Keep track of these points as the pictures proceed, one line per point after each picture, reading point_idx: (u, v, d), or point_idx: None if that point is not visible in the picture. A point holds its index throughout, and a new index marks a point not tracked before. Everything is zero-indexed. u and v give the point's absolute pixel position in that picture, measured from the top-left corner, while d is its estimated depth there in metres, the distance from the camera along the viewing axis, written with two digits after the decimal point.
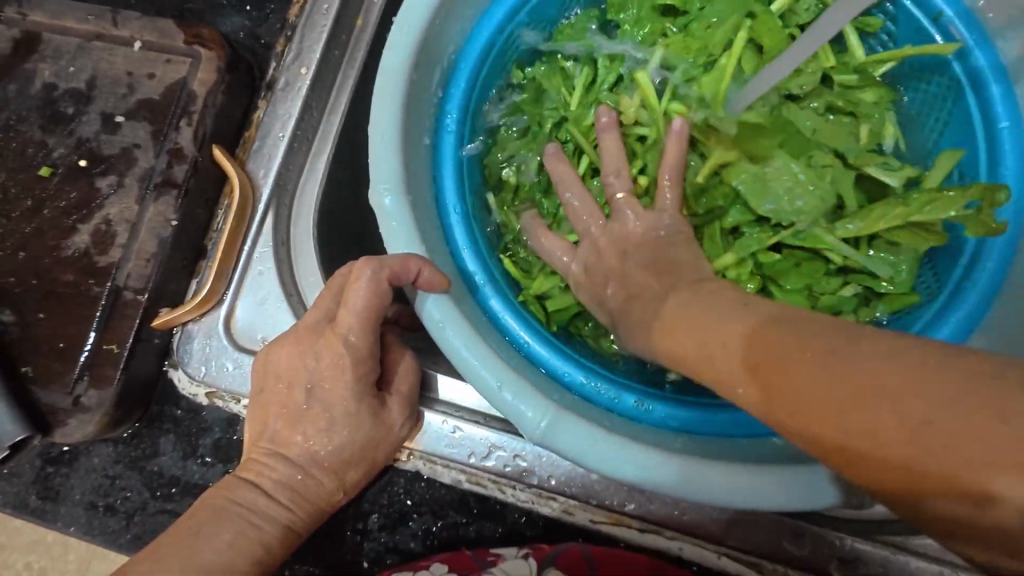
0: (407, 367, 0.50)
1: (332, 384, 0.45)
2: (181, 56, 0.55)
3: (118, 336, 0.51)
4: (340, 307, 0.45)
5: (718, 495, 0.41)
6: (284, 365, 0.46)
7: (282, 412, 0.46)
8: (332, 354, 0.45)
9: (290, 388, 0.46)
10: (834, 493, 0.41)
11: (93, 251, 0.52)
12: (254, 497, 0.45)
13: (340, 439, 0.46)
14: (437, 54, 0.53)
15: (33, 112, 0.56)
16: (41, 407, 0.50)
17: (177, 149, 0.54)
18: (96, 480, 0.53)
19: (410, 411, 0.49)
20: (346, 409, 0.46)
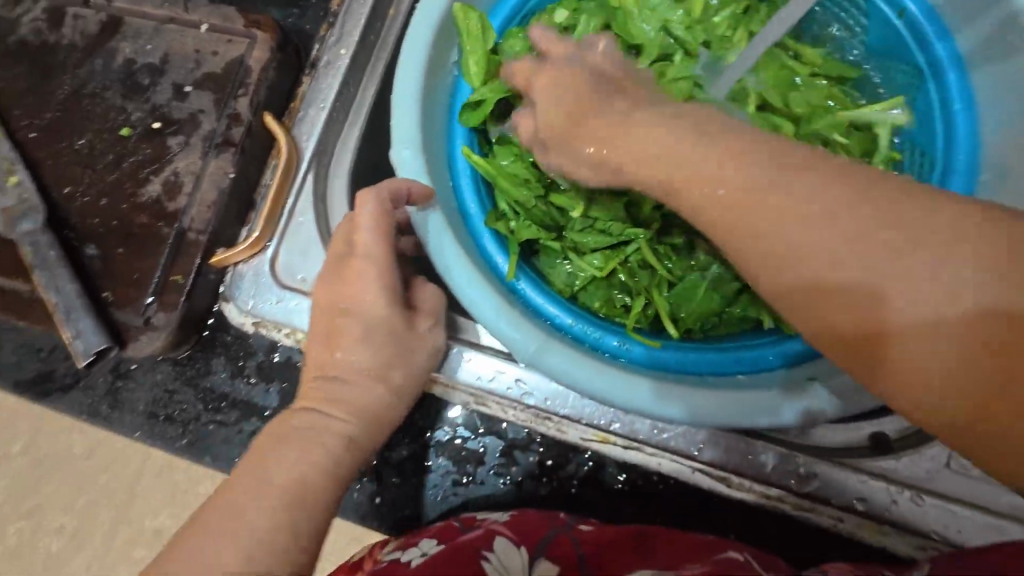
0: (430, 294, 0.59)
1: (372, 298, 0.53)
2: (241, 37, 0.65)
3: (183, 269, 0.60)
4: (360, 228, 0.55)
5: (692, 414, 0.53)
6: (331, 295, 0.54)
7: (334, 336, 0.53)
8: (369, 270, 0.53)
9: (330, 313, 0.54)
10: (787, 411, 0.52)
11: (164, 198, 0.62)
12: (309, 415, 0.51)
13: (377, 352, 0.53)
14: (449, 57, 0.66)
15: (116, 82, 0.66)
16: (118, 325, 0.59)
17: (235, 115, 0.63)
18: (158, 394, 0.62)
19: (439, 323, 0.58)
20: (386, 319, 0.54)
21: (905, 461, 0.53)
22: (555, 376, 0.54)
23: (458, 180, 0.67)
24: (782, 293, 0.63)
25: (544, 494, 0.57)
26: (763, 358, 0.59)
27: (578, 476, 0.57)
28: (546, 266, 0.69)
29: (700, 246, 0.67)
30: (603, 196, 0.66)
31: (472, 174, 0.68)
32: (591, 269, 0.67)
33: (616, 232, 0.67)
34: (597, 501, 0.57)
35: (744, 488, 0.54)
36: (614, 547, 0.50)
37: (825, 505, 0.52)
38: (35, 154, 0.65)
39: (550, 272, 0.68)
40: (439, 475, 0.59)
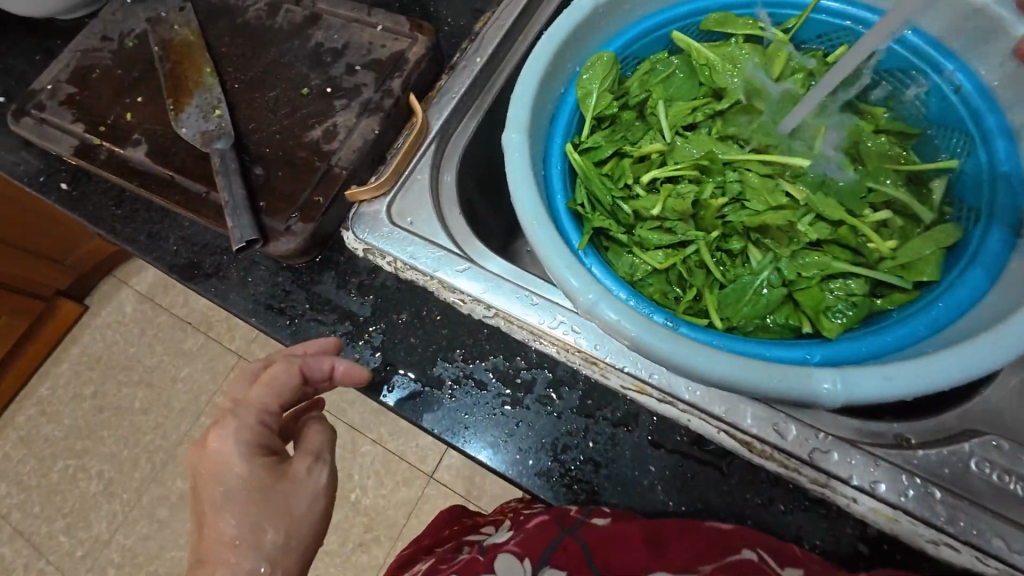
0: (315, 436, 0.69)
1: (241, 466, 0.61)
2: (405, 37, 0.84)
3: (324, 193, 0.76)
4: (254, 385, 0.65)
5: (727, 372, 0.58)
6: (201, 463, 0.62)
7: (206, 507, 0.60)
8: (237, 433, 0.62)
9: (213, 480, 0.61)
10: (815, 381, 0.57)
11: (322, 141, 0.79)
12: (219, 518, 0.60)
13: (252, 509, 0.61)
14: (556, 78, 0.84)
15: (305, 58, 0.86)
16: (266, 227, 0.74)
17: (389, 90, 0.81)
18: (277, 291, 0.76)
19: (319, 464, 0.67)
20: (254, 485, 0.61)
21: (927, 456, 0.56)
22: (608, 324, 0.62)
23: (550, 171, 0.82)
24: (824, 304, 0.71)
25: (582, 432, 0.63)
26: (800, 354, 0.64)
27: (614, 421, 0.63)
28: (612, 252, 0.79)
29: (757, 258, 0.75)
30: (672, 199, 0.78)
31: (562, 169, 0.82)
32: (651, 261, 0.77)
33: (679, 233, 0.77)
34: (626, 449, 0.62)
35: (766, 455, 0.58)
36: (624, 543, 0.56)
37: (843, 483, 0.56)
38: (236, 99, 0.85)
39: (616, 257, 0.79)
40: (492, 395, 0.66)
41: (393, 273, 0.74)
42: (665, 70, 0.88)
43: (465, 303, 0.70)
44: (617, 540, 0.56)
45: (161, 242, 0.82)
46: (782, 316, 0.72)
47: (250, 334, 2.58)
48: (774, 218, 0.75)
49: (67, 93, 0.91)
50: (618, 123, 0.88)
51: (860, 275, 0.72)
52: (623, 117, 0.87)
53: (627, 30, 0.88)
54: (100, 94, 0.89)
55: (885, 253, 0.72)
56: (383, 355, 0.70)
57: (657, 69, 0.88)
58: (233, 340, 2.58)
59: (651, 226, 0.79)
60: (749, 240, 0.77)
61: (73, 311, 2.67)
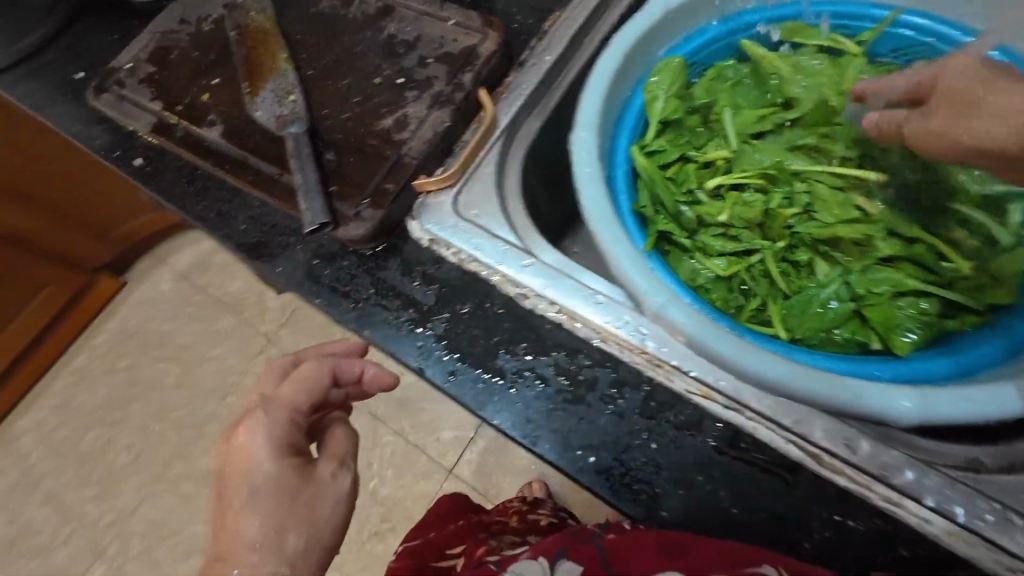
0: (340, 436, 0.68)
1: (268, 464, 0.60)
2: (477, 32, 0.85)
3: (394, 181, 0.77)
4: (285, 380, 0.67)
5: (796, 382, 0.59)
6: (226, 455, 0.61)
7: (230, 506, 0.59)
8: (264, 428, 0.62)
9: (241, 474, 0.59)
10: (891, 395, 0.57)
11: (393, 130, 0.80)
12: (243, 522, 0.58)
13: (272, 514, 0.58)
14: (625, 80, 0.84)
15: (378, 48, 0.87)
16: (336, 211, 0.75)
17: (460, 83, 0.82)
18: (343, 276, 0.77)
19: (343, 469, 0.65)
20: (280, 485, 0.60)
21: (1005, 482, 0.55)
22: (675, 327, 0.62)
23: (615, 171, 0.82)
24: (893, 323, 0.69)
25: (644, 434, 0.63)
26: (871, 372, 0.63)
27: (678, 424, 0.63)
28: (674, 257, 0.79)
29: (827, 268, 0.75)
30: (738, 206, 0.78)
31: (626, 170, 0.82)
32: (715, 267, 0.77)
33: (744, 241, 0.78)
34: (688, 453, 0.61)
35: (835, 469, 0.57)
36: (638, 547, 0.60)
37: (915, 503, 0.55)
38: (309, 86, 0.86)
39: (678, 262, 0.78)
40: (554, 390, 0.66)
41: (457, 264, 0.75)
42: (735, 76, 0.87)
43: (528, 298, 0.70)
44: (634, 548, 0.61)
45: (230, 221, 0.84)
46: (848, 329, 0.71)
47: (279, 319, 2.62)
48: (846, 232, 0.75)
49: (146, 73, 0.94)
50: (684, 126, 0.87)
51: (930, 293, 0.71)
52: (688, 121, 0.87)
53: (699, 34, 0.87)
54: (177, 75, 0.92)
55: (959, 273, 0.71)
56: (445, 344, 0.70)
57: (726, 75, 0.88)
58: (263, 324, 2.62)
59: (716, 233, 0.79)
60: (815, 250, 0.77)
61: (112, 285, 2.74)
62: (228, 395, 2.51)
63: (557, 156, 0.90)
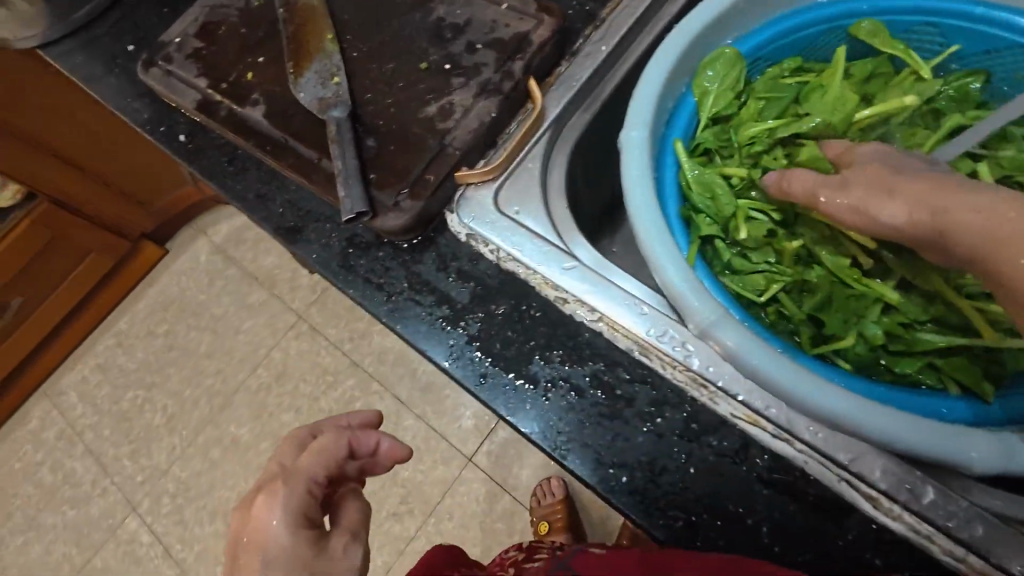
0: (355, 508, 0.69)
1: (284, 535, 0.61)
2: (530, 18, 0.81)
3: (436, 172, 0.74)
4: (303, 453, 0.67)
5: (856, 418, 0.54)
6: (244, 527, 0.63)
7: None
8: (284, 501, 0.63)
9: (254, 555, 0.61)
10: (957, 445, 0.51)
11: (437, 118, 0.77)
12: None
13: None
14: (683, 73, 0.78)
15: (426, 31, 0.84)
16: (375, 199, 0.73)
17: (509, 72, 0.78)
18: (377, 267, 0.75)
19: (355, 543, 0.66)
20: (295, 555, 0.61)
21: None
22: (726, 349, 0.58)
23: (664, 172, 0.75)
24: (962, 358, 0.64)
25: (683, 457, 0.59)
26: (937, 410, 0.58)
27: (722, 451, 0.59)
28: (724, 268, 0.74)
29: (873, 302, 0.67)
30: (798, 219, 0.73)
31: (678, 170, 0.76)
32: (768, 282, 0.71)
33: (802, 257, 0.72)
34: (731, 481, 0.58)
35: (892, 513, 0.53)
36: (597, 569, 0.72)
37: (981, 559, 0.51)
38: (354, 68, 0.84)
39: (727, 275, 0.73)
40: (589, 402, 0.63)
41: (495, 262, 0.72)
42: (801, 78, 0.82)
43: (567, 303, 0.67)
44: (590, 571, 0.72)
45: (268, 203, 0.83)
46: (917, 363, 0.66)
47: (310, 296, 2.65)
48: (894, 262, 0.67)
49: (193, 48, 0.93)
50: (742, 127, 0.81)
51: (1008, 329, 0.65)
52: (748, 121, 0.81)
53: (766, 27, 0.81)
54: (224, 51, 0.91)
55: None
56: (478, 346, 0.68)
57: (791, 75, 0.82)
58: (295, 300, 2.66)
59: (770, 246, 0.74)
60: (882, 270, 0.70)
61: (155, 253, 2.84)
62: (258, 367, 2.57)
63: (603, 153, 0.86)
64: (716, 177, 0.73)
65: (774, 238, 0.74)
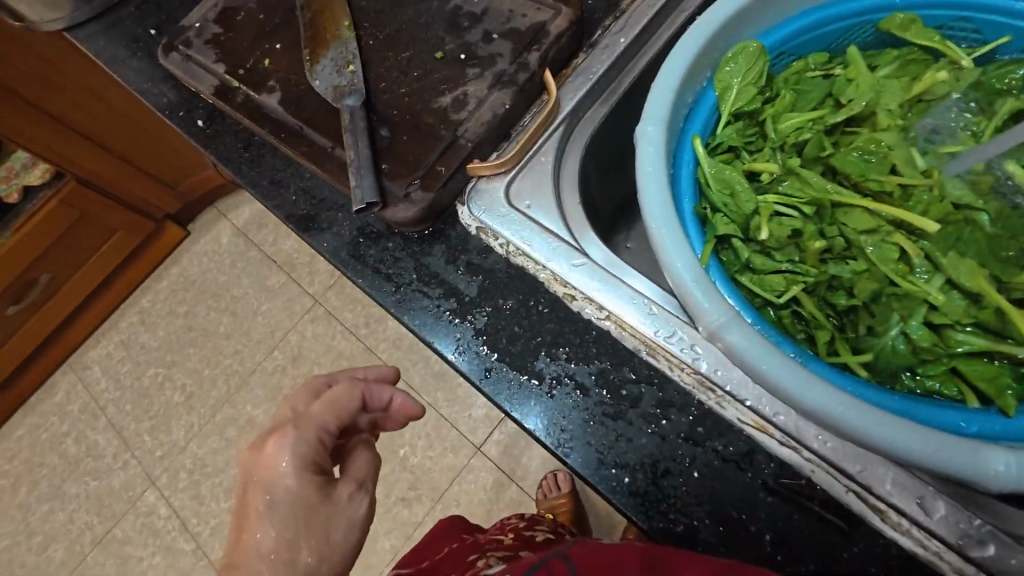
0: (363, 458, 0.72)
1: (291, 479, 0.64)
2: (548, 8, 0.79)
3: (448, 163, 0.74)
4: (317, 400, 0.70)
5: (867, 428, 0.52)
6: (254, 464, 0.66)
7: (251, 518, 0.65)
8: (294, 445, 0.66)
9: (261, 497, 0.64)
10: (979, 459, 0.49)
11: (450, 109, 0.76)
12: (266, 528, 0.63)
13: (290, 525, 0.64)
14: (703, 66, 0.76)
15: (442, 19, 0.83)
16: (386, 189, 0.73)
17: (525, 63, 0.77)
18: (386, 257, 0.75)
19: (360, 493, 0.69)
20: (300, 501, 0.64)
21: None
22: (734, 350, 0.57)
23: (679, 169, 0.74)
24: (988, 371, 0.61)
25: (687, 461, 0.58)
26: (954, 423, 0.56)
27: (728, 456, 0.58)
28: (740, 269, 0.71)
29: (918, 303, 0.63)
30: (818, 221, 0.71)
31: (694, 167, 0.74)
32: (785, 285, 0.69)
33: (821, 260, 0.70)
34: (734, 488, 0.57)
35: (901, 528, 0.52)
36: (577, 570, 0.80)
37: None
38: (370, 56, 0.84)
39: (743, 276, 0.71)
40: (593, 402, 0.62)
41: (504, 256, 0.71)
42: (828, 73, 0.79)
43: (575, 300, 0.66)
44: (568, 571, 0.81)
45: (280, 191, 0.84)
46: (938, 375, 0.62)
47: (327, 281, 2.70)
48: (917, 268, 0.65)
49: (213, 33, 0.94)
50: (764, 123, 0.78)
51: None
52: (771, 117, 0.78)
53: (792, 21, 0.78)
54: (242, 37, 0.92)
55: None
56: (485, 340, 0.68)
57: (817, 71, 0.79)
58: (312, 284, 2.71)
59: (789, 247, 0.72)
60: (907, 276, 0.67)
61: (177, 236, 2.90)
62: (274, 349, 2.62)
63: (619, 150, 0.85)
64: (735, 175, 0.72)
65: (799, 236, 0.71)
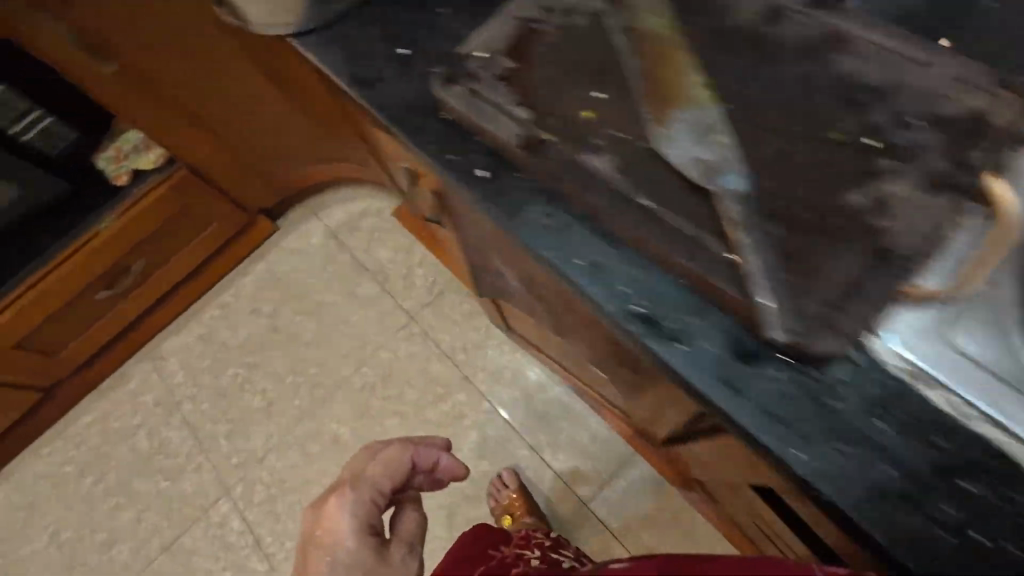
0: (412, 519, 0.93)
1: (351, 542, 0.83)
2: (981, 91, 0.69)
3: (874, 283, 0.63)
4: (373, 462, 0.94)
5: None
6: (317, 526, 0.86)
7: (311, 562, 0.83)
8: (351, 507, 0.86)
9: (324, 544, 0.83)
10: None
11: (869, 208, 0.66)
12: (317, 568, 0.81)
13: (343, 572, 0.81)
14: None
15: (832, 88, 0.73)
16: (791, 304, 0.63)
17: (965, 162, 0.66)
18: (767, 374, 0.70)
19: (410, 553, 0.88)
20: (358, 558, 0.82)
21: None
22: None
23: None
24: None
25: None
26: None
27: None
28: None
29: None
30: None
31: None
32: None
33: None
34: None
35: None
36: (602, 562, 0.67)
37: None
38: (741, 126, 0.72)
39: None
40: None
41: (903, 382, 0.68)
42: None
43: (996, 442, 0.65)
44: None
45: (569, 245, 0.79)
46: None
47: (422, 299, 2.57)
48: None
49: (503, 67, 0.80)
50: None
51: None
52: None
53: None
54: (550, 78, 0.78)
55: None
56: (897, 483, 0.65)
57: None
58: (407, 300, 2.58)
59: None
60: None
61: (265, 228, 2.78)
62: (362, 365, 2.49)
63: None
64: None
65: None
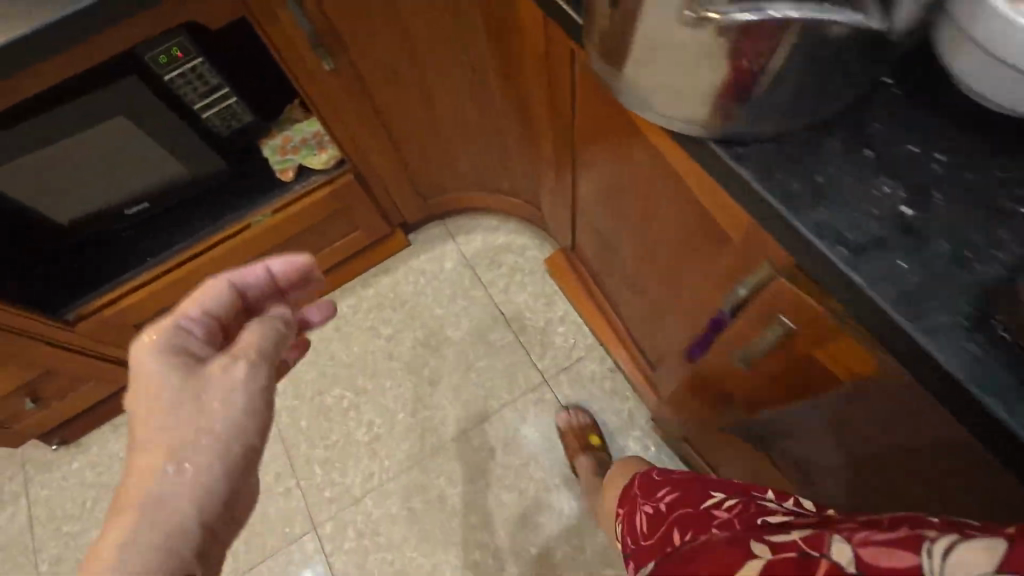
0: (256, 330, 1.04)
1: (166, 367, 0.95)
2: None
3: None
4: (197, 308, 1.05)
5: None
6: (139, 389, 0.93)
7: (144, 461, 0.88)
8: (161, 342, 0.97)
9: (152, 403, 0.92)
10: None
11: None
12: (147, 438, 0.90)
13: (184, 416, 0.91)
14: None
15: None
16: None
17: None
18: None
19: (248, 366, 0.99)
20: (192, 402, 0.93)
21: None
22: None
23: None
24: None
25: None
26: None
27: None
28: None
29: None
30: None
31: None
32: None
33: None
34: None
35: None
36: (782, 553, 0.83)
37: None
38: None
39: None
40: None
41: None
42: None
43: None
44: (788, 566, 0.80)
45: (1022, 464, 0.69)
46: None
47: (560, 362, 2.34)
48: None
49: None
50: None
51: None
52: None
53: None
54: None
55: None
56: None
57: None
58: (543, 359, 2.35)
59: None
60: None
61: (399, 239, 2.57)
62: (483, 421, 2.27)
63: None
64: None
65: None
